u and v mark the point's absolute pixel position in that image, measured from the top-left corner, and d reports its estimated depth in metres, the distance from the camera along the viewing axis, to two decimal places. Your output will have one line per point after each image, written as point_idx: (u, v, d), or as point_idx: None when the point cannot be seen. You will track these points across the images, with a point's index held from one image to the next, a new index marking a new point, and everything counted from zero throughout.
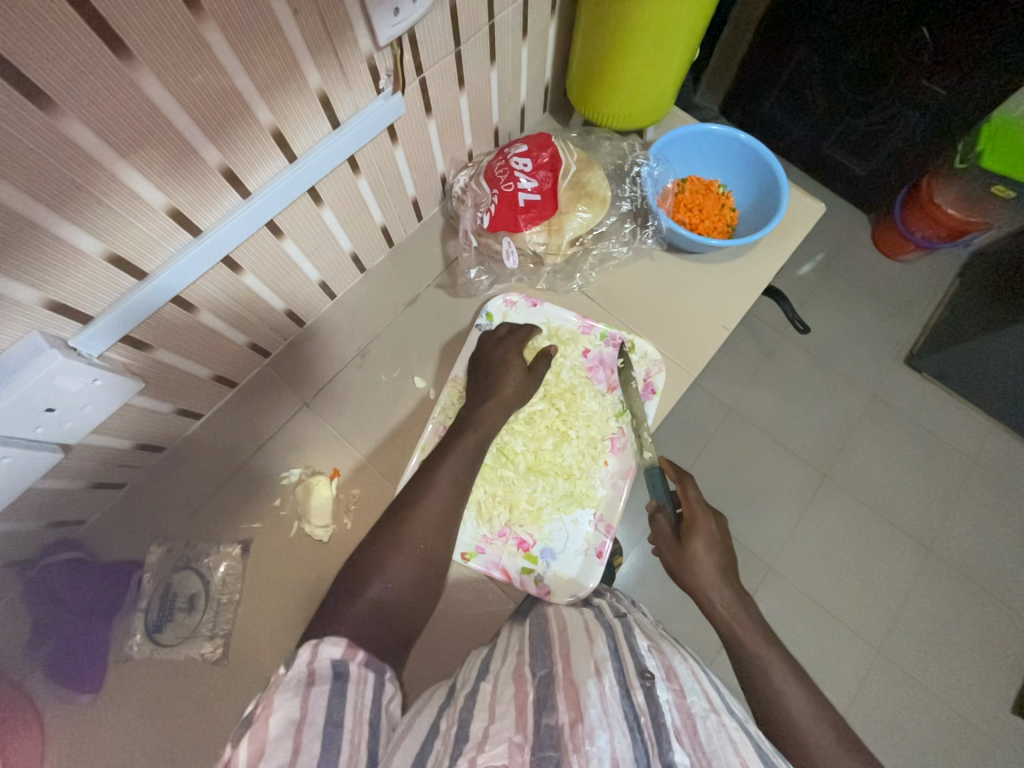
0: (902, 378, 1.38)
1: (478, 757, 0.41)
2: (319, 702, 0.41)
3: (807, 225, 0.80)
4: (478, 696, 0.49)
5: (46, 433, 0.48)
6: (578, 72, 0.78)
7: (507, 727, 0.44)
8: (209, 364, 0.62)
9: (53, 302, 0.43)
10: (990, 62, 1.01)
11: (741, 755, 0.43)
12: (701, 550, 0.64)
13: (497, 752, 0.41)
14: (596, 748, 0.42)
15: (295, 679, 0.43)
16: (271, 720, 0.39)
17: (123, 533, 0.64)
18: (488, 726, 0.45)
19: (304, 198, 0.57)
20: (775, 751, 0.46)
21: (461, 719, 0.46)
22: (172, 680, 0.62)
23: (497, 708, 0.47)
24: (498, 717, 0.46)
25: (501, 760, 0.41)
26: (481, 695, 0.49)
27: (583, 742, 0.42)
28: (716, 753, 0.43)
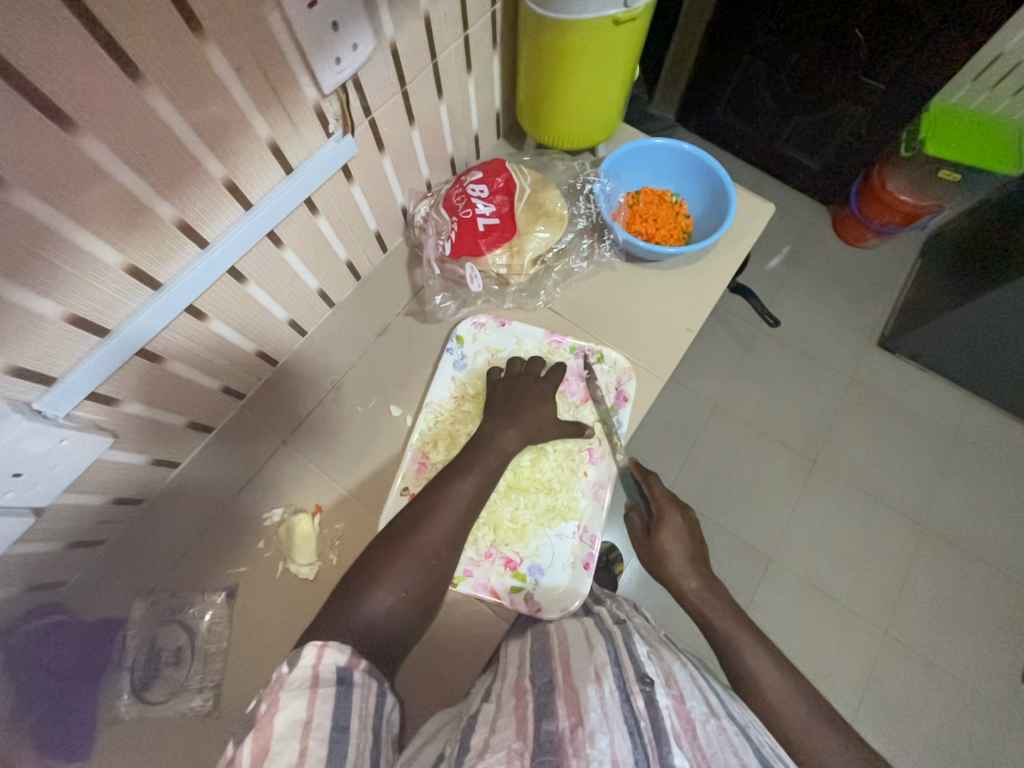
0: (875, 361, 1.41)
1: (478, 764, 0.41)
2: (326, 706, 0.42)
3: (759, 225, 0.83)
4: (479, 715, 0.49)
5: (16, 497, 0.48)
6: (525, 99, 0.81)
7: (508, 736, 0.44)
8: (182, 412, 0.62)
9: (16, 367, 0.43)
10: (921, 55, 1.07)
11: (741, 759, 0.43)
12: (671, 543, 0.67)
13: (497, 758, 0.42)
14: (596, 751, 0.42)
15: (300, 681, 0.43)
16: (276, 720, 0.40)
17: (104, 593, 0.63)
18: (489, 737, 0.45)
19: (264, 242, 0.59)
20: (776, 756, 0.46)
21: (462, 738, 0.46)
22: (164, 739, 0.60)
23: (499, 721, 0.47)
24: (499, 728, 0.46)
25: (501, 766, 0.41)
26: (484, 712, 0.49)
27: (584, 745, 0.42)
28: (715, 755, 0.43)
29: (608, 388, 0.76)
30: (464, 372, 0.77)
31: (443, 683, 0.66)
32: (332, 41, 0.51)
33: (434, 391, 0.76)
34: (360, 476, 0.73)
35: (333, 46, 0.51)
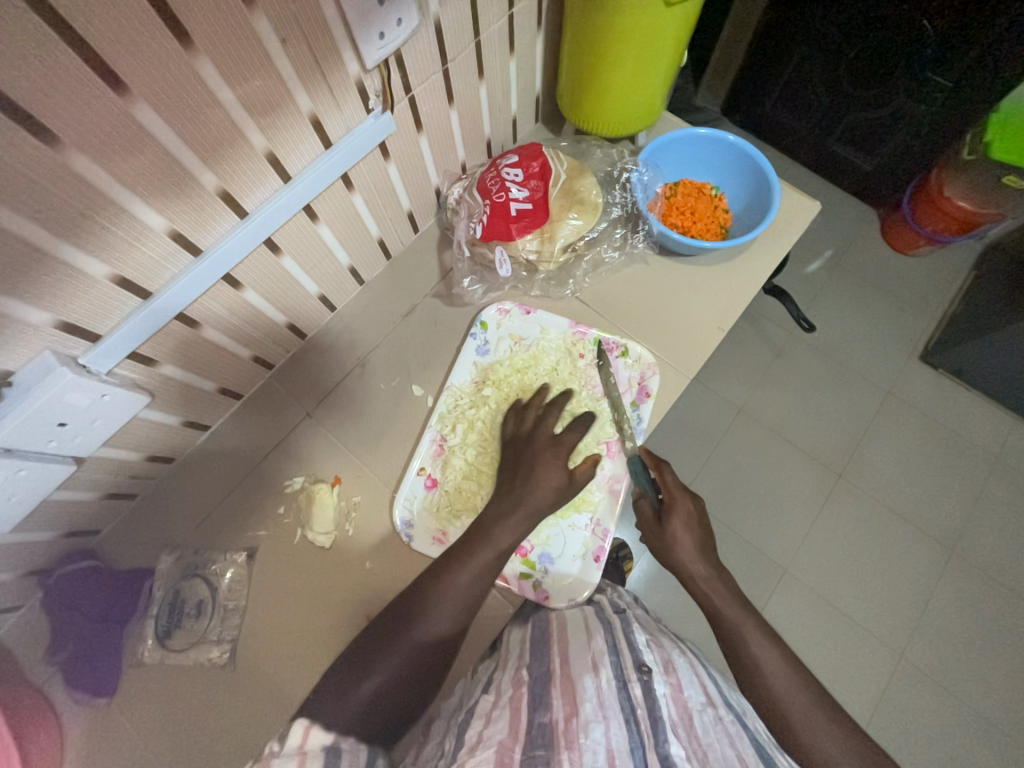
0: (916, 374, 1.35)
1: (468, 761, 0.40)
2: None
3: (801, 223, 0.80)
4: (477, 707, 0.49)
5: (58, 447, 0.51)
6: (566, 83, 0.80)
7: (500, 729, 0.44)
8: (214, 377, 0.65)
9: (64, 322, 0.46)
10: (989, 53, 1.01)
11: (737, 747, 0.43)
12: (680, 532, 0.66)
13: (485, 756, 0.40)
14: (590, 740, 0.41)
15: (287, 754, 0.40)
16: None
17: (132, 543, 0.67)
18: (482, 730, 0.44)
19: (301, 216, 0.60)
20: (774, 746, 0.46)
21: (460, 731, 0.46)
22: (183, 687, 0.63)
23: (494, 712, 0.47)
24: (493, 720, 0.46)
25: (489, 761, 0.40)
26: (482, 704, 0.50)
27: (577, 735, 0.42)
28: (712, 745, 0.43)
29: (630, 383, 0.75)
30: (486, 358, 0.78)
31: (450, 660, 0.67)
32: (376, 16, 0.51)
33: (456, 374, 0.77)
34: (378, 453, 0.75)
35: (378, 21, 0.51)
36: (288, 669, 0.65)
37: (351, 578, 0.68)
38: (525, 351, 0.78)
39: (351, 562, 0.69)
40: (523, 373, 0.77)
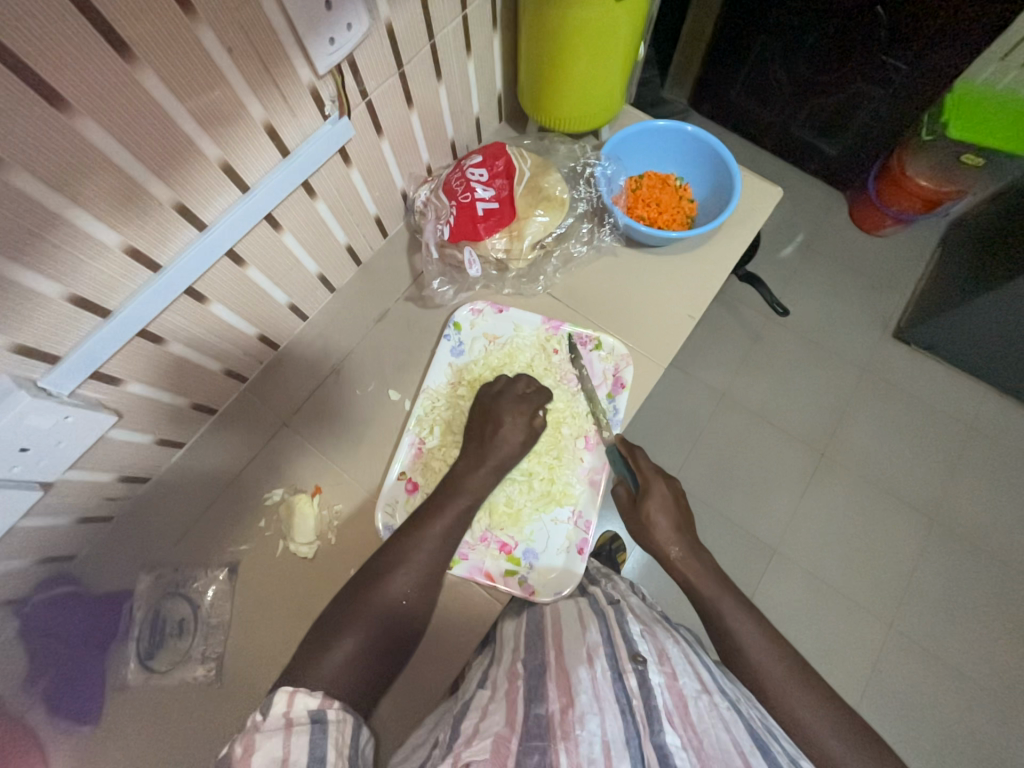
0: (888, 352, 1.38)
1: (465, 750, 0.42)
2: (301, 742, 0.41)
3: (764, 210, 0.81)
4: (474, 700, 0.50)
5: (22, 472, 0.50)
6: (526, 80, 0.80)
7: (497, 721, 0.45)
8: (186, 393, 0.64)
9: (19, 344, 0.45)
10: (944, 37, 1.05)
11: (731, 733, 0.44)
12: (657, 513, 0.67)
13: (482, 747, 0.41)
14: (586, 732, 0.42)
15: (274, 726, 0.42)
16: (252, 761, 0.39)
17: (113, 563, 0.65)
18: (480, 723, 0.45)
19: (263, 226, 0.59)
20: (768, 730, 0.47)
21: (456, 723, 0.47)
22: (170, 707, 0.62)
23: (490, 705, 0.48)
24: (490, 713, 0.46)
25: (487, 752, 0.41)
26: (476, 700, 0.50)
27: (573, 728, 0.43)
28: (707, 732, 0.44)
29: (605, 375, 0.76)
30: (462, 358, 0.78)
31: (441, 662, 0.67)
32: (325, 21, 0.50)
33: (432, 376, 0.77)
34: (359, 459, 0.75)
35: (327, 26, 0.51)
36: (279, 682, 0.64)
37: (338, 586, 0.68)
38: (500, 349, 0.78)
39: (337, 570, 0.69)
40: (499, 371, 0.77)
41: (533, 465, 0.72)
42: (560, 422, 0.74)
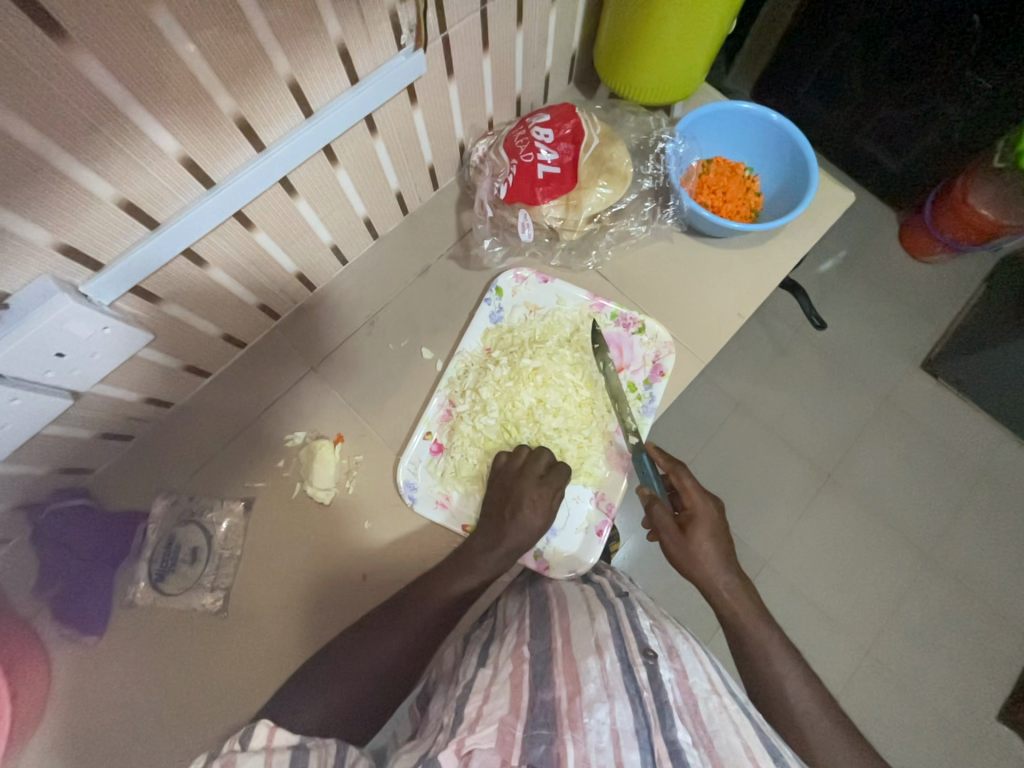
0: (915, 382, 1.35)
1: (467, 737, 0.40)
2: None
3: (833, 214, 0.77)
4: (475, 683, 0.48)
5: (55, 378, 0.49)
6: (606, 41, 0.75)
7: (501, 706, 0.44)
8: (219, 324, 0.62)
9: (65, 244, 0.43)
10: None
11: (741, 734, 0.44)
12: (700, 534, 0.64)
13: (486, 733, 0.41)
14: (594, 720, 0.42)
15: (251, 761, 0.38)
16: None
17: (127, 485, 0.65)
18: (482, 706, 0.44)
19: (320, 157, 0.56)
20: (776, 734, 0.47)
21: (459, 707, 0.46)
22: (173, 630, 0.62)
23: (492, 688, 0.47)
24: (493, 696, 0.45)
25: (490, 742, 0.40)
26: (479, 678, 0.49)
27: (581, 715, 0.42)
28: (717, 733, 0.44)
29: (645, 360, 0.74)
30: (500, 325, 0.75)
31: None
32: None
33: (468, 340, 0.75)
34: (384, 413, 0.73)
35: None
36: (279, 621, 0.64)
37: (349, 536, 0.68)
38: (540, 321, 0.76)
39: (349, 521, 0.68)
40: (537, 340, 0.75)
41: (564, 444, 0.71)
42: (596, 407, 0.73)
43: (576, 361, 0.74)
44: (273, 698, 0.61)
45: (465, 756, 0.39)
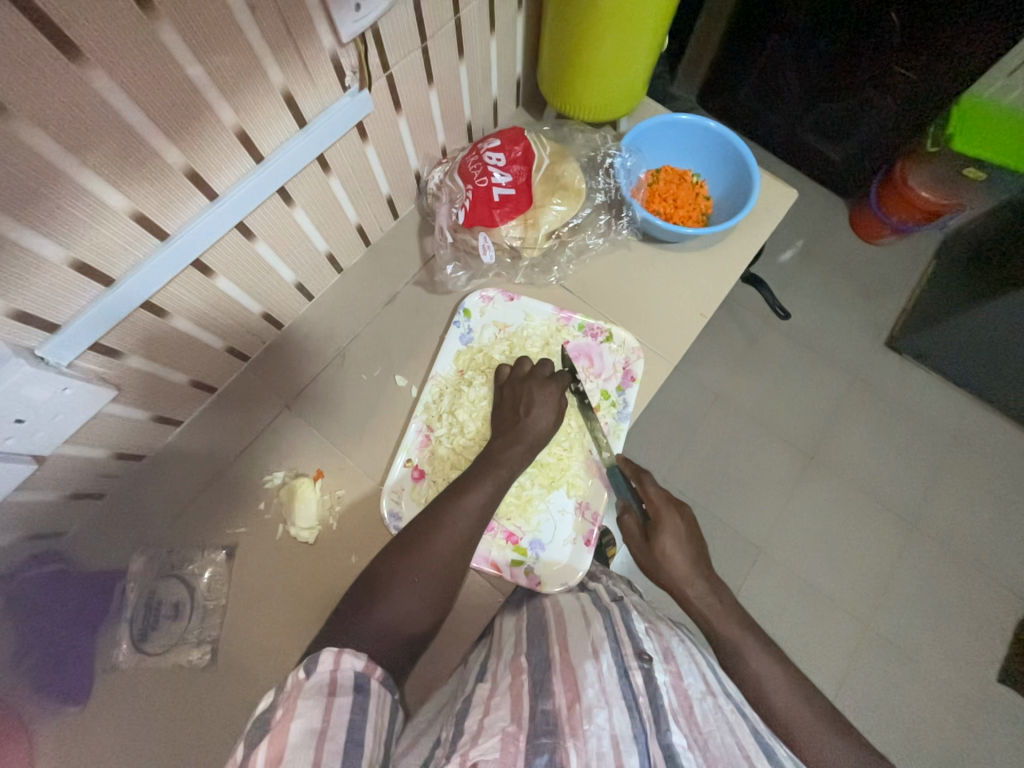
0: (880, 360, 1.40)
1: (472, 749, 0.40)
2: (342, 717, 0.40)
3: (779, 212, 0.81)
4: (474, 695, 0.49)
5: (16, 444, 0.48)
6: (548, 66, 0.78)
7: (503, 717, 0.44)
8: (186, 370, 0.62)
9: (18, 310, 0.42)
10: (948, 54, 1.04)
11: (735, 734, 0.45)
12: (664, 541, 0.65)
13: (490, 744, 0.40)
14: (594, 726, 0.42)
15: (317, 687, 0.42)
16: (291, 727, 0.38)
17: (103, 543, 0.63)
18: (483, 720, 0.44)
19: (275, 199, 0.57)
20: (772, 736, 0.47)
21: (459, 721, 0.45)
22: (161, 690, 0.60)
23: (493, 701, 0.47)
24: (493, 708, 0.45)
25: (495, 752, 0.40)
26: (478, 694, 0.49)
27: (581, 722, 0.42)
28: (712, 733, 0.44)
29: (615, 367, 0.76)
30: (470, 346, 0.77)
31: (439, 651, 0.67)
32: None
33: (441, 363, 0.75)
34: (364, 444, 0.73)
35: None
36: (273, 666, 0.63)
37: (337, 572, 0.67)
38: (510, 339, 0.77)
39: (336, 557, 0.68)
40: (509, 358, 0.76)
41: (544, 456, 0.72)
42: (571, 416, 0.74)
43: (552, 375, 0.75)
44: None
45: None
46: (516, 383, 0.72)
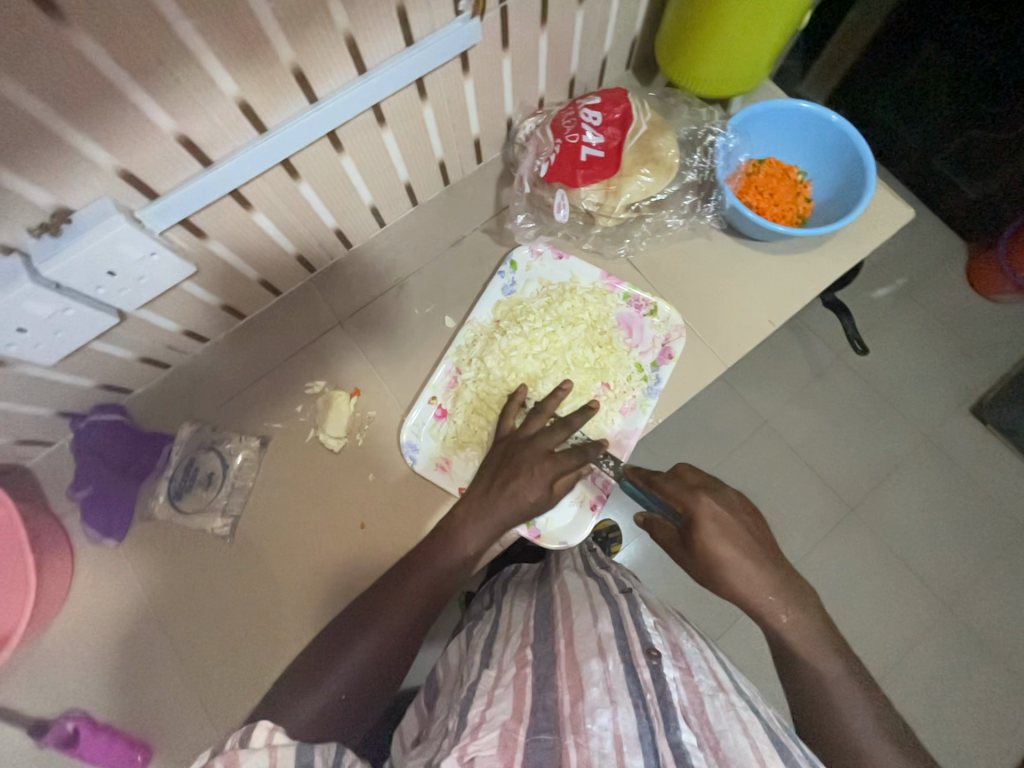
0: (960, 425, 1.27)
1: (470, 744, 0.38)
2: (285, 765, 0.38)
3: (884, 231, 0.74)
4: (478, 685, 0.47)
5: (106, 296, 0.52)
6: (668, 30, 0.74)
7: (503, 711, 0.42)
8: (257, 267, 0.67)
9: (126, 171, 0.46)
10: None
11: (746, 732, 0.43)
12: (716, 540, 0.59)
13: (488, 740, 0.39)
14: (597, 726, 0.40)
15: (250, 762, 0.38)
16: None
17: (158, 408, 0.71)
18: (485, 711, 0.43)
19: (368, 115, 0.58)
20: (786, 728, 0.46)
21: (461, 713, 0.44)
22: (186, 547, 0.67)
23: (496, 692, 0.45)
24: (495, 701, 0.44)
25: (491, 750, 0.38)
26: (482, 682, 0.48)
27: (583, 721, 0.40)
28: (724, 733, 0.42)
29: (654, 342, 0.73)
30: (511, 297, 0.76)
31: None
32: None
33: (480, 309, 0.75)
34: (402, 375, 0.75)
35: None
36: (280, 556, 0.68)
37: (352, 487, 0.70)
38: (553, 295, 0.75)
39: (354, 474, 0.70)
40: (545, 315, 0.73)
41: (565, 415, 0.71)
42: (598, 379, 0.72)
43: (601, 340, 0.73)
44: (264, 620, 0.66)
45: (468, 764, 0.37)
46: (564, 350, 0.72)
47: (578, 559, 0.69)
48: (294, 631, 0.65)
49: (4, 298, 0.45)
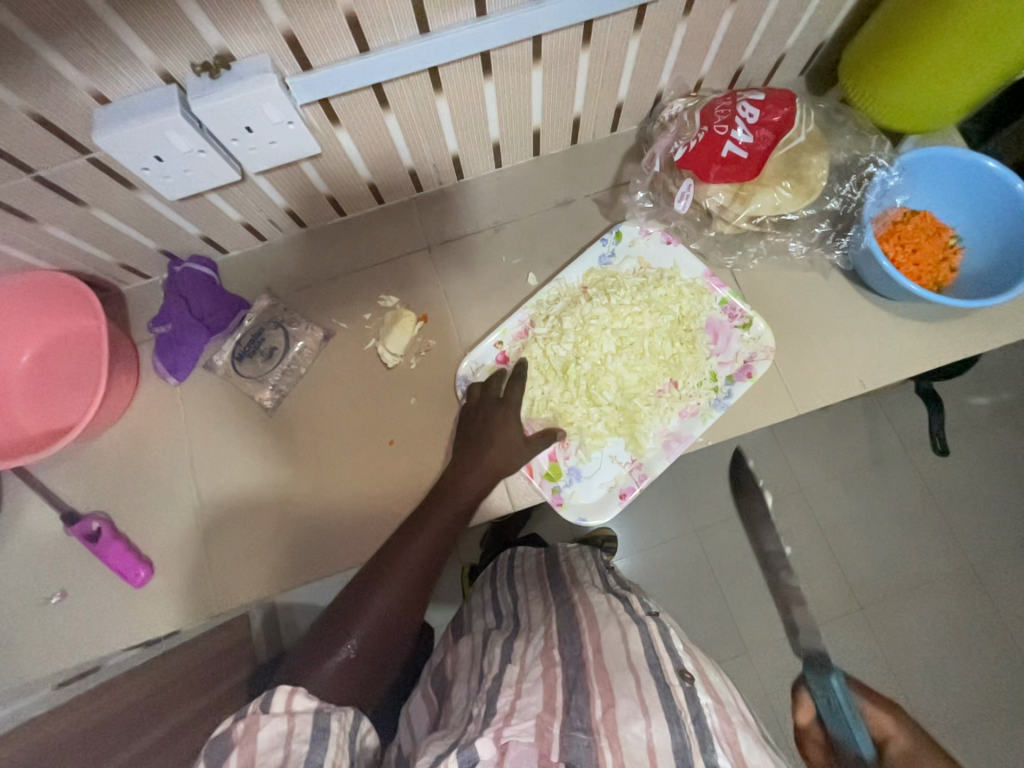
0: (1016, 568, 1.15)
1: (502, 733, 0.40)
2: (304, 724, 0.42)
3: (1018, 331, 0.67)
4: (504, 676, 0.48)
5: (238, 149, 0.55)
6: (863, 40, 0.66)
7: (533, 703, 0.44)
8: (370, 169, 0.68)
9: (292, 34, 0.47)
10: None
11: None
12: None
13: (522, 729, 0.41)
14: (631, 736, 0.41)
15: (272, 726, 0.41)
16: (259, 735, 0.40)
17: (246, 273, 0.75)
18: (515, 701, 0.44)
19: (525, 47, 0.57)
20: None
21: (488, 700, 0.45)
22: (231, 403, 0.72)
23: (524, 685, 0.46)
24: (524, 693, 0.45)
25: (528, 737, 0.40)
26: (506, 673, 0.49)
27: (617, 729, 0.42)
28: None
29: (736, 356, 0.69)
30: (605, 268, 0.73)
31: None
32: None
33: (571, 272, 0.73)
34: (470, 316, 0.75)
35: None
36: (309, 440, 0.71)
37: (391, 403, 0.71)
38: (648, 279, 0.72)
39: (398, 392, 0.72)
40: (636, 295, 0.71)
41: (623, 400, 0.69)
42: (668, 375, 0.69)
43: (684, 339, 0.70)
44: (275, 490, 0.70)
45: (503, 746, 0.40)
46: (642, 341, 0.69)
47: (597, 577, 0.67)
48: (300, 512, 0.69)
49: (152, 121, 0.48)
